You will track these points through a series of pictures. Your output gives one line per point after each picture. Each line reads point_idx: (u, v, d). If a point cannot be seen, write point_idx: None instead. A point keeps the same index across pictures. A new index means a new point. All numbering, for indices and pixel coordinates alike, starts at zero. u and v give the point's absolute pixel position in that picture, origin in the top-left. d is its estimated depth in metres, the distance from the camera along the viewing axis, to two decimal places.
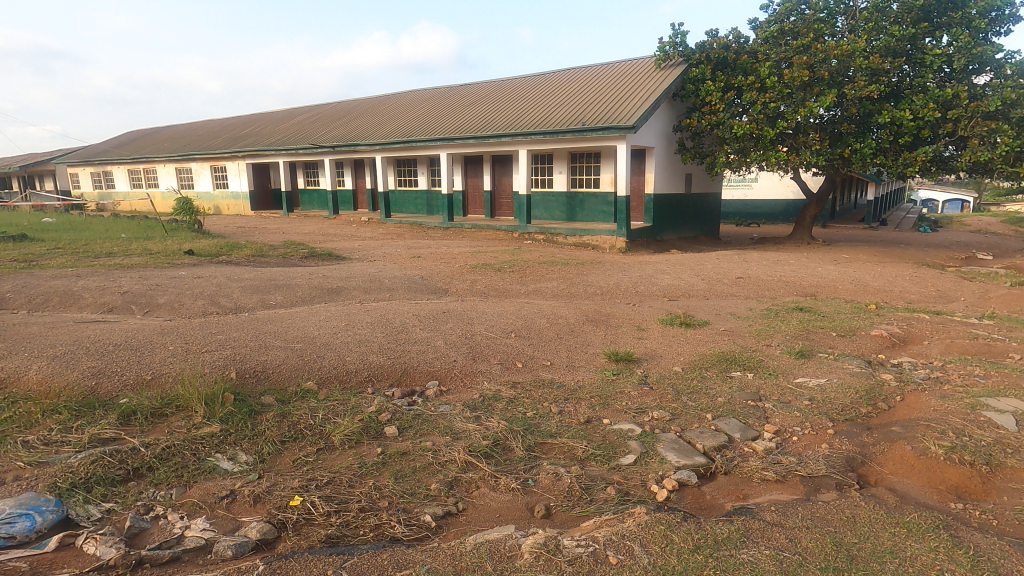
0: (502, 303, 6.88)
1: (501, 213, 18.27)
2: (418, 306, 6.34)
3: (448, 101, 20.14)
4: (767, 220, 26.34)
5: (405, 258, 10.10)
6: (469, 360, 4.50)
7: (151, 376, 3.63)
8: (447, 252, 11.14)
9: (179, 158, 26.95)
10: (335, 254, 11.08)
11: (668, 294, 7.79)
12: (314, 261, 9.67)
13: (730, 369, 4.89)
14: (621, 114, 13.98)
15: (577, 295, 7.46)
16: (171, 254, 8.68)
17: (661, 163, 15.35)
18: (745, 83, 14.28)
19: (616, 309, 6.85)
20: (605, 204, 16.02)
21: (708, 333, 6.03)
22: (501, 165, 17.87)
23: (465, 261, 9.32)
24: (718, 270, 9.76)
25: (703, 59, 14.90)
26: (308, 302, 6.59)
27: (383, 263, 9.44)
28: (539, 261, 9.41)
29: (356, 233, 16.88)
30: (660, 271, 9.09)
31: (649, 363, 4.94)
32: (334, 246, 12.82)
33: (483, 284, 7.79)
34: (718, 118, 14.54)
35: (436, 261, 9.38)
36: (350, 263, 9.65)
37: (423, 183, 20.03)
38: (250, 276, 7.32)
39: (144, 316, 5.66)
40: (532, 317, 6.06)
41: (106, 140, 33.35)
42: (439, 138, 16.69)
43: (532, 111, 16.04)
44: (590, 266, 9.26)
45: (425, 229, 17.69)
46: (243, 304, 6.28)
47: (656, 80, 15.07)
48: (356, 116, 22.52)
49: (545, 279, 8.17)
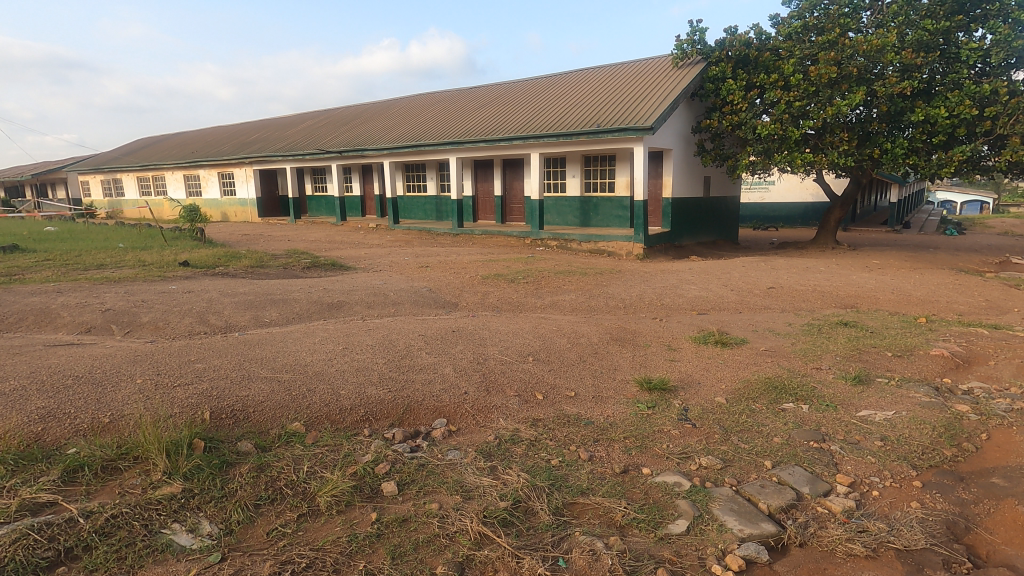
0: (517, 319, 6.29)
1: (512, 218, 17.71)
2: (425, 323, 5.78)
3: (457, 104, 19.65)
4: (784, 224, 25.64)
5: (412, 268, 9.57)
6: (482, 393, 3.91)
7: (109, 419, 3.08)
8: (457, 261, 10.60)
9: (187, 165, 26.72)
10: (340, 263, 10.57)
11: (697, 307, 7.15)
12: (317, 271, 9.17)
13: (781, 399, 4.25)
14: (638, 115, 13.38)
15: (599, 310, 6.85)
16: (165, 265, 8.20)
17: (679, 165, 14.71)
18: (768, 81, 13.61)
19: (642, 326, 6.24)
20: (620, 209, 15.42)
21: (747, 353, 5.40)
22: (512, 169, 17.33)
23: (476, 270, 8.76)
24: (747, 278, 9.10)
25: (723, 57, 14.24)
26: (306, 319, 6.05)
27: (389, 274, 8.90)
28: (555, 270, 8.82)
29: (363, 240, 16.41)
30: (685, 281, 8.47)
31: (687, 393, 4.33)
32: (339, 255, 12.34)
33: (495, 297, 7.22)
34: (740, 119, 13.85)
35: (445, 271, 8.82)
36: (353, 274, 9.12)
37: (432, 189, 19.56)
38: (244, 289, 6.81)
39: (123, 338, 5.13)
40: (551, 336, 5.47)
41: (116, 147, 33.35)
42: (448, 142, 16.20)
43: (545, 113, 15.49)
44: (609, 276, 8.65)
45: (434, 236, 17.18)
46: (235, 322, 5.75)
47: (674, 79, 14.46)
48: (364, 121, 22.12)
49: (563, 291, 7.58)
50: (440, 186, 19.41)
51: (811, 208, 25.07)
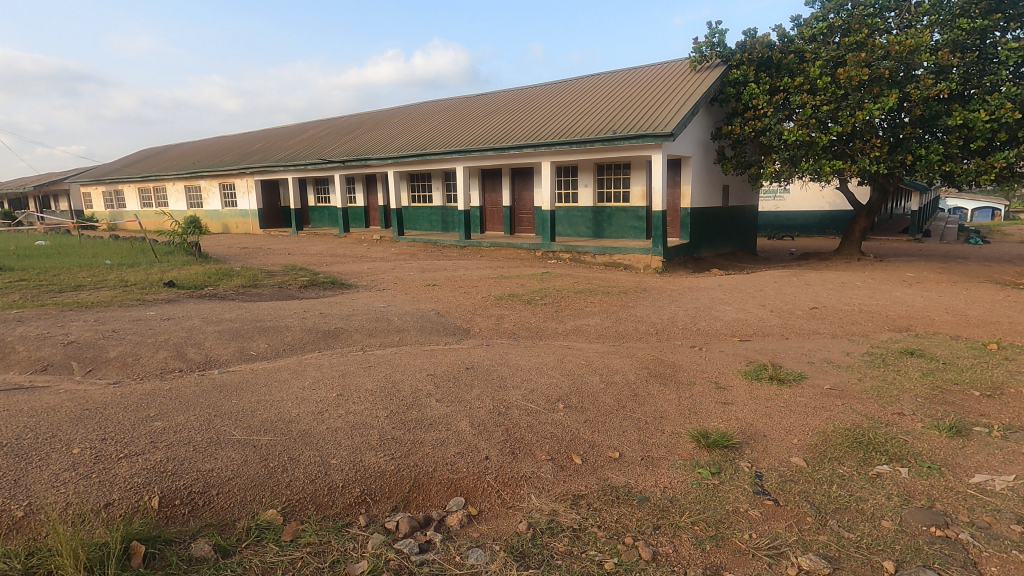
0: (538, 349, 5.52)
1: (521, 229, 17.00)
2: (434, 357, 5.02)
3: (464, 112, 19.03)
4: (799, 233, 24.86)
5: (418, 286, 8.85)
6: (506, 459, 3.15)
7: (23, 513, 2.34)
8: (466, 277, 9.87)
9: (188, 176, 26.22)
10: (341, 280, 9.86)
11: (737, 333, 6.36)
12: (315, 291, 8.45)
13: (871, 459, 3.46)
14: (656, 121, 12.68)
15: (629, 338, 6.07)
16: (148, 286, 7.50)
17: (699, 174, 13.99)
18: (793, 85, 12.87)
19: (681, 357, 5.46)
20: (636, 220, 14.71)
21: (810, 393, 4.59)
22: (522, 179, 16.65)
23: (488, 289, 8.02)
24: (784, 297, 8.31)
25: (745, 60, 13.51)
26: (298, 351, 5.30)
27: (393, 293, 8.17)
28: (574, 288, 8.07)
29: (366, 253, 15.73)
30: (719, 301, 7.71)
31: (754, 450, 3.56)
32: (340, 270, 11.64)
33: (511, 322, 6.47)
34: (764, 124, 13.07)
35: (454, 290, 8.07)
36: (355, 293, 8.40)
37: (438, 199, 18.90)
38: (231, 315, 6.10)
39: (84, 377, 4.41)
40: (580, 373, 4.69)
41: (119, 159, 33.02)
42: (455, 150, 15.52)
43: (556, 120, 14.81)
44: (634, 294, 7.88)
45: (440, 248, 16.49)
46: (216, 356, 5.01)
47: (692, 83, 13.76)
48: (368, 129, 21.53)
49: (585, 314, 6.81)
50: (446, 196, 18.76)
51: (828, 216, 24.26)
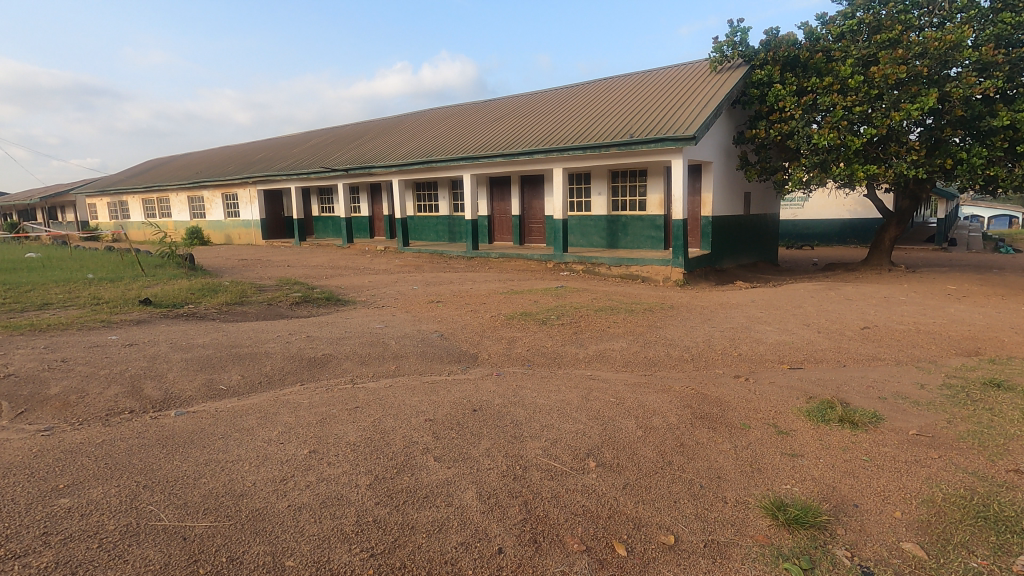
0: (557, 382, 4.70)
1: (531, 239, 16.24)
2: (435, 393, 4.21)
3: (470, 118, 18.36)
4: (818, 242, 23.95)
5: (421, 302, 8.09)
6: (526, 553, 2.33)
7: None
8: (473, 292, 9.09)
9: (191, 186, 25.77)
10: (337, 296, 9.11)
11: (785, 359, 5.50)
12: (308, 308, 7.70)
13: (1010, 545, 2.60)
14: (676, 124, 11.92)
15: (661, 367, 5.23)
16: (122, 305, 6.78)
17: (720, 181, 13.19)
18: (821, 85, 12.07)
19: (727, 392, 4.61)
20: (652, 229, 13.92)
21: (894, 440, 3.75)
22: (531, 187, 15.92)
23: (498, 306, 7.23)
24: (827, 314, 7.45)
25: (769, 59, 12.74)
26: (275, 384, 4.52)
27: (392, 311, 7.41)
28: (593, 305, 7.26)
29: (368, 265, 15.02)
30: (757, 320, 6.88)
31: (850, 531, 2.70)
32: (339, 284, 10.92)
33: (524, 346, 5.68)
34: (791, 127, 12.22)
35: (459, 307, 7.30)
36: (351, 311, 7.66)
37: (444, 209, 18.22)
38: (205, 339, 5.34)
39: (9, 422, 3.64)
40: (609, 415, 3.86)
41: (125, 170, 32.79)
42: (462, 157, 14.84)
43: (568, 124, 14.08)
44: (660, 312, 7.05)
45: (446, 259, 15.75)
46: (178, 392, 4.24)
47: (713, 84, 12.99)
48: (372, 137, 20.92)
49: (608, 336, 5.99)
50: (453, 206, 18.06)
51: (849, 225, 23.31)
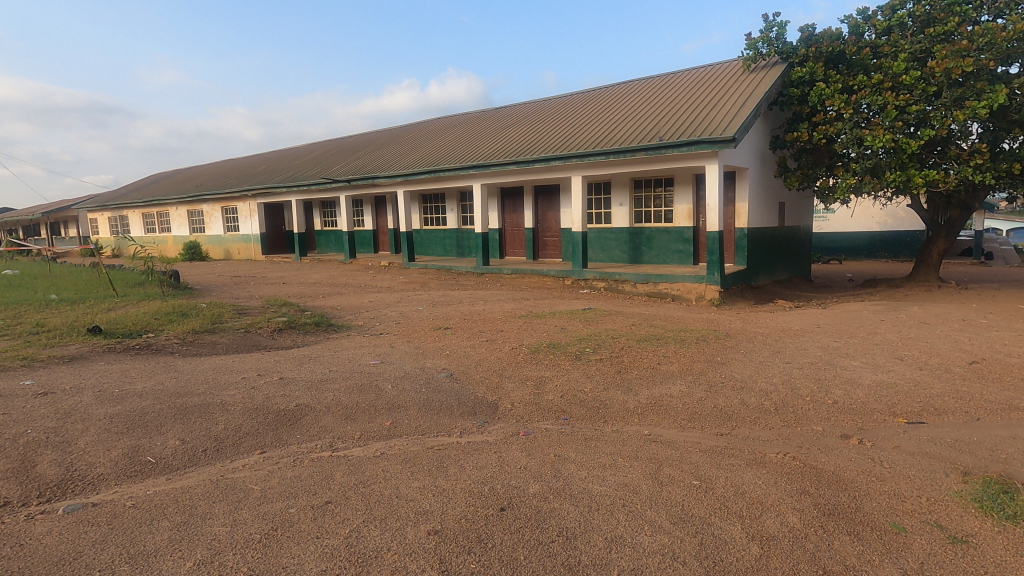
0: (608, 448, 3.46)
1: (546, 253, 15.07)
2: (442, 473, 2.97)
3: (480, 126, 17.31)
4: (846, 256, 22.59)
5: (424, 328, 6.90)
6: None
7: None
8: (486, 315, 7.88)
9: (191, 200, 24.93)
10: (331, 319, 7.94)
11: (898, 410, 4.22)
12: (292, 336, 6.52)
13: None
14: (709, 126, 10.76)
15: (741, 423, 3.96)
16: (66, 334, 5.64)
17: (755, 189, 11.98)
18: (870, 82, 10.90)
19: (845, 464, 3.35)
20: (680, 242, 12.72)
21: None
22: (546, 198, 14.78)
23: (518, 334, 6.00)
24: (916, 343, 6.14)
25: (809, 56, 11.60)
26: (225, 454, 3.30)
27: (390, 339, 6.21)
28: (633, 332, 6.01)
29: (370, 282, 13.90)
30: (837, 353, 5.60)
31: None
32: (333, 305, 9.76)
33: (555, 390, 4.45)
34: (837, 129, 10.99)
35: (469, 335, 6.10)
36: (341, 339, 6.48)
37: (452, 221, 17.12)
38: (148, 384, 4.14)
39: None
40: (700, 515, 2.60)
41: (128, 185, 32.19)
42: (471, 165, 13.76)
43: (587, 129, 12.96)
44: (717, 340, 5.80)
45: (455, 275, 14.61)
46: (85, 469, 3.03)
47: (748, 83, 11.85)
48: (377, 147, 19.93)
49: (661, 376, 4.74)
50: (461, 218, 16.95)
51: (878, 237, 21.96)
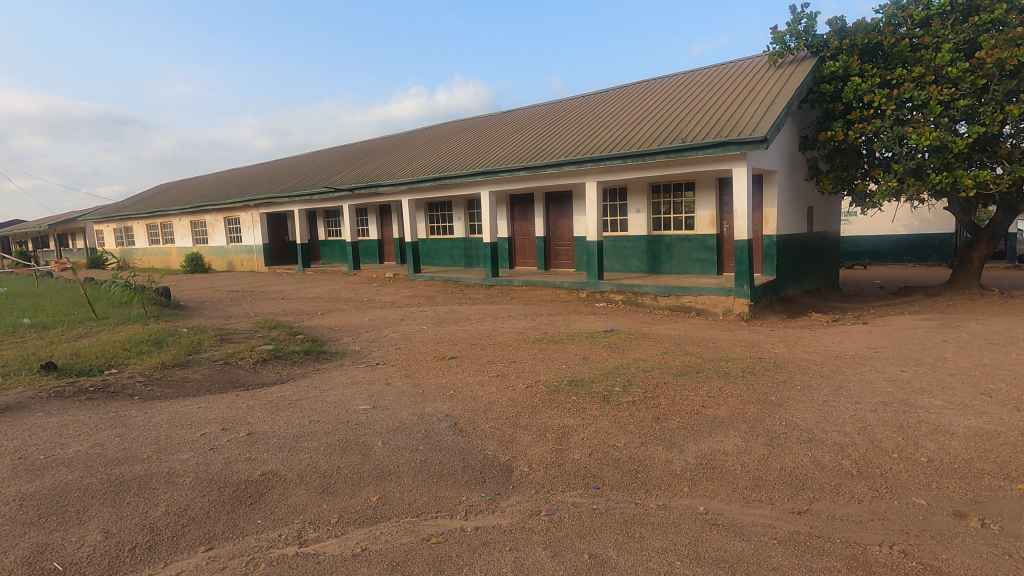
0: (657, 542, 2.64)
1: (558, 263, 14.26)
2: None
3: (487, 131, 16.58)
4: (870, 261, 21.61)
5: (425, 356, 6.12)
6: None
7: None
8: (496, 339, 7.07)
9: (193, 211, 24.44)
10: (325, 344, 7.18)
11: (1014, 472, 3.36)
12: (277, 368, 5.74)
13: None
14: (736, 127, 9.93)
15: (820, 495, 3.13)
16: (17, 371, 4.93)
17: (784, 193, 11.13)
18: (911, 76, 10.01)
19: (978, 565, 2.50)
20: (703, 251, 11.87)
21: None
22: (558, 205, 14.00)
23: (532, 367, 5.18)
24: (998, 372, 5.25)
25: (842, 49, 10.75)
26: (157, 556, 2.51)
27: (385, 373, 5.44)
28: (666, 363, 5.19)
29: (373, 296, 13.17)
30: (910, 388, 4.74)
31: None
32: (329, 326, 9.02)
33: (580, 446, 3.65)
34: (876, 127, 10.14)
35: (475, 367, 5.31)
36: (331, 372, 5.71)
37: (459, 231, 16.38)
38: (84, 446, 3.38)
39: None
40: None
41: (133, 197, 31.87)
42: (478, 171, 13.03)
43: (602, 132, 12.19)
44: (767, 373, 4.95)
45: (462, 288, 13.85)
46: None
47: (776, 80, 11.02)
48: (381, 154, 19.27)
49: (709, 425, 3.90)
50: (469, 227, 16.21)
51: (904, 241, 20.92)
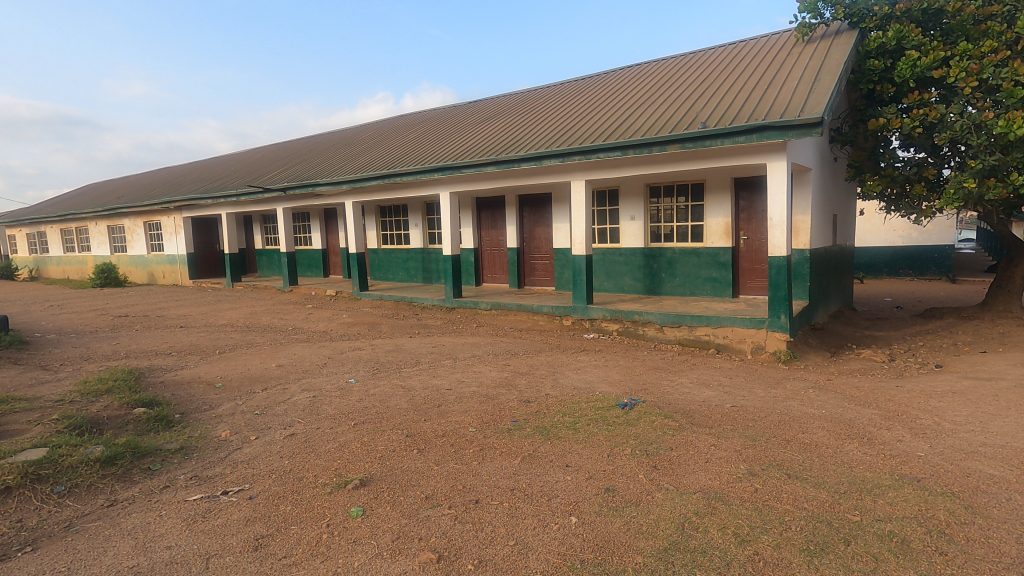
0: None
1: (533, 280, 11.76)
2: None
3: (449, 122, 13.99)
4: (865, 275, 19.81)
5: (318, 467, 3.46)
6: None
7: None
8: (446, 416, 4.44)
9: (109, 214, 21.01)
10: (171, 429, 4.42)
11: None
12: (19, 513, 2.98)
13: None
14: (770, 109, 7.61)
15: None
16: None
17: (817, 198, 8.93)
18: (982, 50, 7.80)
19: None
20: (715, 268, 9.54)
21: None
22: (534, 210, 11.53)
23: (509, 523, 2.61)
24: None
25: (892, 17, 8.57)
26: None
27: (220, 527, 2.76)
28: (769, 509, 2.67)
29: (301, 323, 10.40)
30: None
31: None
32: (214, 379, 6.25)
33: None
34: (939, 114, 8.00)
35: (396, 519, 2.70)
36: (129, 515, 3.00)
37: (415, 240, 13.75)
38: None
39: None
40: None
41: (50, 199, 28.04)
42: (436, 167, 10.46)
43: (589, 119, 9.80)
44: (980, 544, 2.45)
45: (416, 311, 11.19)
46: None
47: (810, 56, 8.82)
48: (325, 149, 16.46)
49: None
50: (427, 236, 13.58)
51: (901, 252, 19.06)
